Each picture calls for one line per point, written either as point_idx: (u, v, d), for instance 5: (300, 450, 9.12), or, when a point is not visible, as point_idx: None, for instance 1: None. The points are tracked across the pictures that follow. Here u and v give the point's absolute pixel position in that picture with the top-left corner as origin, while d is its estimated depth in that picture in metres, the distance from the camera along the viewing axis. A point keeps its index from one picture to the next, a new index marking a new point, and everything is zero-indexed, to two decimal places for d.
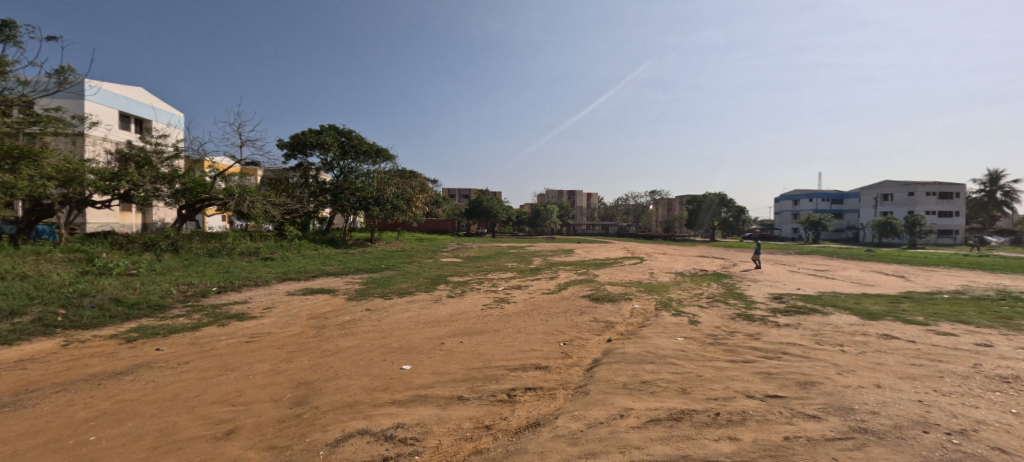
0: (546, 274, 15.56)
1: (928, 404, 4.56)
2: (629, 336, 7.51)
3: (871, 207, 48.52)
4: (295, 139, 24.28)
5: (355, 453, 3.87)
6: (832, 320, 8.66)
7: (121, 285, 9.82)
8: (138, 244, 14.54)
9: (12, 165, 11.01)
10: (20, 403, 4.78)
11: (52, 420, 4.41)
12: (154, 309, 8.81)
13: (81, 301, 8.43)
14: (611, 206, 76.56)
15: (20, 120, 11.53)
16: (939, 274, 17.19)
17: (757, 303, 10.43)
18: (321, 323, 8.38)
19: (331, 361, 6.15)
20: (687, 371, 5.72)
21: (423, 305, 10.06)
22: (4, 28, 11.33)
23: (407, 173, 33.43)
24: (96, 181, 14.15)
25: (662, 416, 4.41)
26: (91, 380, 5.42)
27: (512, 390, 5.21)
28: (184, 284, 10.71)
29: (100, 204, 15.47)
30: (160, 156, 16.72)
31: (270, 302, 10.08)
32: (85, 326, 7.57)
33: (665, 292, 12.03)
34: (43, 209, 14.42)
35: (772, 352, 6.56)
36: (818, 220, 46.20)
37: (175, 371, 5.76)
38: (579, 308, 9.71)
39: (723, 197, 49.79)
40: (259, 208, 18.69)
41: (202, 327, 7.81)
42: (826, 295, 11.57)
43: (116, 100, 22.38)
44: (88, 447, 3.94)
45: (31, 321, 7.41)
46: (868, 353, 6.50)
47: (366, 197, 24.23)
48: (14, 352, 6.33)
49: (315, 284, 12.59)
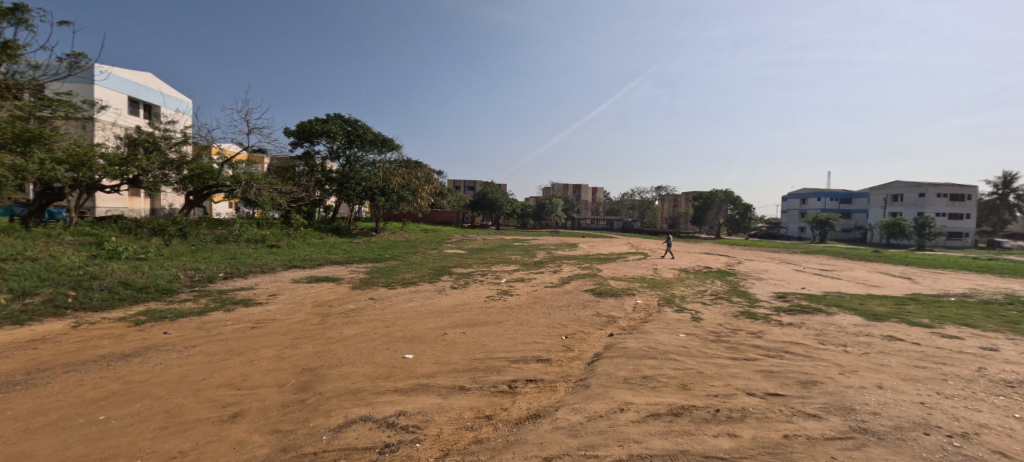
0: (549, 267, 15.62)
1: (930, 407, 4.55)
2: (632, 331, 7.56)
3: (881, 208, 48.16)
4: (301, 127, 24.21)
5: (357, 439, 3.93)
6: (836, 320, 8.62)
7: (130, 269, 9.96)
8: (146, 229, 14.68)
9: (23, 148, 11.18)
10: (32, 382, 4.88)
11: (62, 399, 4.51)
12: (162, 293, 8.93)
13: (91, 283, 8.56)
14: (617, 202, 76.30)
15: (31, 104, 11.63)
16: (948, 277, 17.00)
17: (761, 301, 10.40)
18: (324, 311, 8.45)
19: (334, 348, 6.22)
20: (689, 367, 5.74)
21: (427, 295, 10.12)
22: (17, 11, 11.38)
23: (412, 164, 33.55)
24: (106, 167, 14.23)
25: (662, 411, 4.43)
26: (100, 361, 5.52)
27: (513, 381, 5.26)
28: (191, 269, 10.83)
29: (110, 189, 15.55)
30: (169, 141, 16.75)
31: (275, 289, 10.19)
32: (95, 308, 7.72)
33: (669, 288, 12.02)
34: (54, 192, 14.52)
35: (774, 351, 6.56)
36: (826, 219, 45.63)
37: (182, 354, 5.85)
38: (581, 301, 9.76)
39: (729, 194, 49.58)
40: (265, 196, 18.68)
41: (209, 312, 7.93)
42: (831, 296, 11.49)
43: (125, 86, 22.49)
44: (98, 426, 4.03)
45: (42, 302, 7.56)
46: (871, 354, 6.48)
47: (372, 187, 24.46)
48: (26, 332, 6.46)
49: (319, 273, 12.65)
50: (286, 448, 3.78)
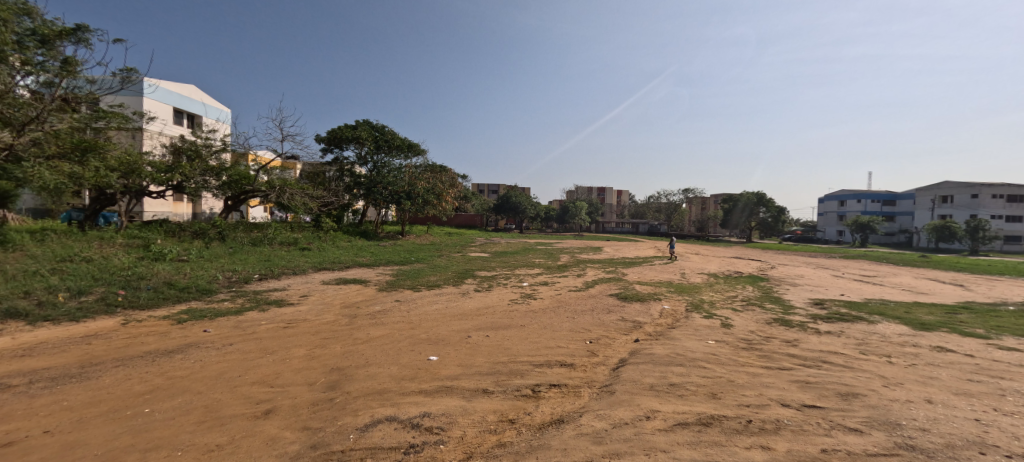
0: (573, 271, 15.51)
1: (987, 424, 4.22)
2: (658, 336, 7.38)
3: (928, 210, 45.29)
4: (331, 133, 25.04)
5: (383, 439, 3.99)
6: (879, 329, 8.14)
7: (174, 270, 10.52)
8: (188, 232, 15.50)
9: (81, 157, 12.10)
10: (86, 375, 5.22)
11: (112, 392, 4.80)
12: (202, 293, 9.39)
13: (138, 283, 9.10)
14: (643, 204, 74.93)
15: (88, 116, 12.50)
16: (1005, 284, 15.82)
17: (796, 308, 9.95)
18: (352, 312, 8.66)
19: (361, 349, 6.36)
20: (719, 375, 5.55)
21: (451, 298, 10.20)
22: (79, 31, 12.33)
23: (437, 168, 34.08)
24: (153, 174, 15.08)
25: (690, 420, 4.30)
26: (146, 357, 5.85)
27: (537, 385, 5.22)
28: (229, 271, 11.33)
29: (156, 194, 16.44)
30: (210, 149, 17.67)
31: (307, 290, 10.55)
32: (142, 306, 8.20)
33: (697, 293, 11.70)
34: (107, 198, 15.53)
35: (810, 360, 6.26)
36: (867, 221, 43.33)
37: (220, 351, 6.12)
38: (606, 306, 9.60)
39: (761, 196, 47.78)
40: (298, 200, 19.41)
41: (245, 312, 8.28)
42: (874, 303, 10.89)
43: (171, 98, 23.88)
44: (144, 418, 4.27)
45: (95, 300, 8.10)
46: (919, 366, 6.08)
47: (399, 191, 24.80)
48: (81, 328, 6.94)
49: (347, 275, 13.00)
50: (315, 445, 3.88)
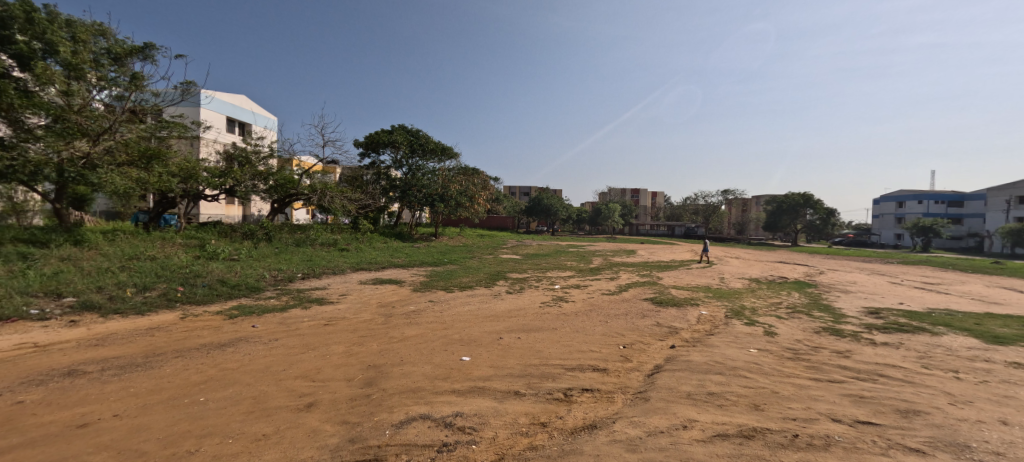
0: (606, 274, 15.26)
1: None
2: (696, 343, 7.12)
3: (1001, 212, 40.98)
4: (369, 138, 25.88)
5: (417, 436, 4.07)
6: (944, 342, 7.49)
7: (226, 268, 11.21)
8: (239, 233, 16.49)
9: (146, 164, 13.14)
10: (149, 364, 5.65)
11: (172, 380, 5.17)
12: (251, 290, 9.96)
13: (195, 280, 9.76)
14: (680, 206, 72.59)
15: (152, 126, 13.60)
16: None
17: (848, 317, 9.32)
18: (388, 311, 8.92)
19: (396, 348, 6.52)
20: (762, 386, 5.28)
21: (483, 299, 10.29)
22: (147, 49, 13.44)
23: (470, 171, 34.51)
24: (208, 179, 16.15)
25: (731, 432, 4.11)
26: (202, 349, 6.26)
27: (569, 389, 5.17)
28: (275, 270, 11.95)
29: (211, 198, 17.58)
30: (259, 156, 18.74)
31: (345, 289, 10.95)
32: (198, 302, 8.80)
33: (738, 298, 11.20)
34: (168, 201, 16.76)
35: (865, 373, 5.83)
36: (930, 224, 39.95)
37: (266, 346, 6.46)
38: (640, 310, 9.37)
39: (808, 197, 45.03)
40: (338, 203, 20.21)
41: (289, 309, 8.70)
42: (937, 313, 10.02)
43: (225, 107, 25.49)
44: (199, 406, 4.57)
45: (158, 295, 8.76)
46: (992, 383, 5.53)
47: (432, 193, 25.27)
48: (146, 321, 7.53)
49: (383, 275, 13.40)
50: (353, 439, 4.02)
